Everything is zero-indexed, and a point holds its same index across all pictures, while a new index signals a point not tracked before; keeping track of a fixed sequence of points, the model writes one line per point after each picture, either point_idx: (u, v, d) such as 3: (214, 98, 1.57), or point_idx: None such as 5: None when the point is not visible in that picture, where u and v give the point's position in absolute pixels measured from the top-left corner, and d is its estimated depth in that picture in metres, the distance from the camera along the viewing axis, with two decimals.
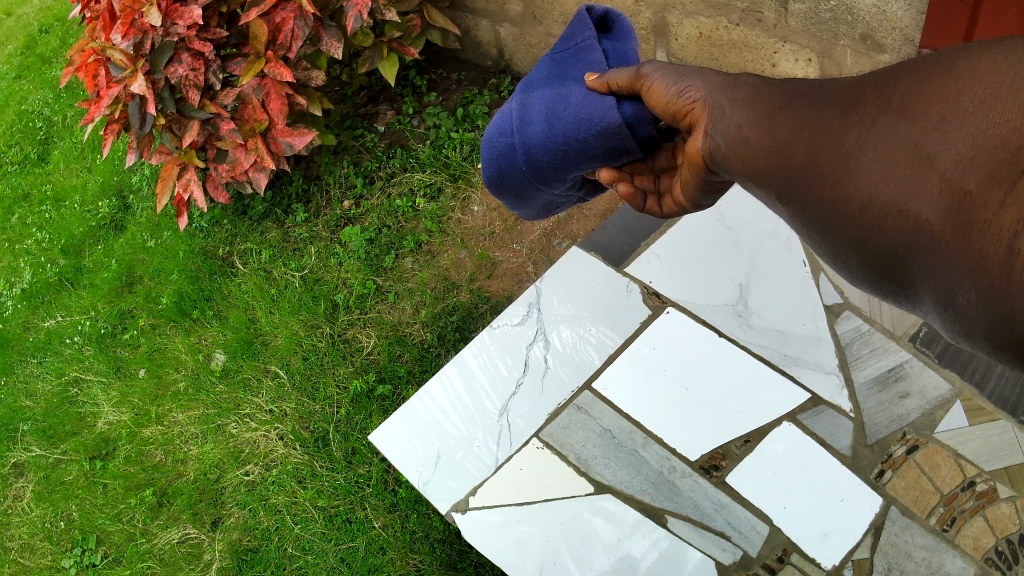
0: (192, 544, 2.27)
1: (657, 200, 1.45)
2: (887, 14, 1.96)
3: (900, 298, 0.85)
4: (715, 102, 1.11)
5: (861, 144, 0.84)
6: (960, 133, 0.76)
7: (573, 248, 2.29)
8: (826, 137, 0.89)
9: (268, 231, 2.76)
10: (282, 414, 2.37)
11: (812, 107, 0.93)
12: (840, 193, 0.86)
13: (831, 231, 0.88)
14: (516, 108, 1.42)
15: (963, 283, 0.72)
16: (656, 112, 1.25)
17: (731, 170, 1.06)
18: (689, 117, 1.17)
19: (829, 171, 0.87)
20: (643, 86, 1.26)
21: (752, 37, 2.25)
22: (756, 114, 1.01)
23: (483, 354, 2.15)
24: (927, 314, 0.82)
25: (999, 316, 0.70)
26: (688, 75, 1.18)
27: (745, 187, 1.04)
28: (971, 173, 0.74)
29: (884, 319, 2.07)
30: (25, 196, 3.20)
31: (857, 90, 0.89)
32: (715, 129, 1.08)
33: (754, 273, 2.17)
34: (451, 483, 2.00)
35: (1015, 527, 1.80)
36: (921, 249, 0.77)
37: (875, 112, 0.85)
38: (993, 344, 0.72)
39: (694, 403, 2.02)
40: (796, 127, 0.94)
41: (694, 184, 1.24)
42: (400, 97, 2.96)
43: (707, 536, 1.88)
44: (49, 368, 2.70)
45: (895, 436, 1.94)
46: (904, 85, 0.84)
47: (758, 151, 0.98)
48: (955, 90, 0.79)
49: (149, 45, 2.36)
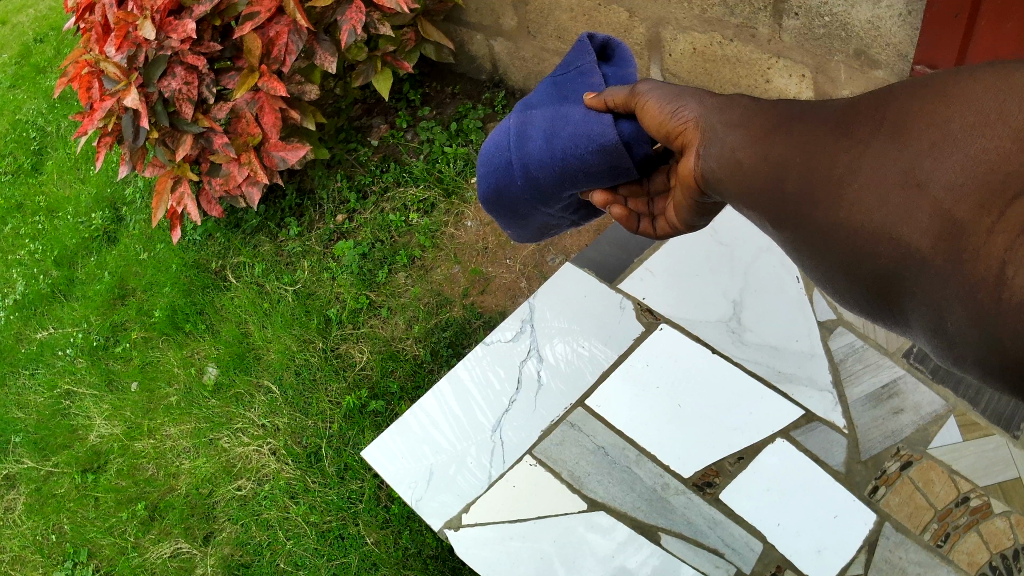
0: (183, 559, 2.25)
1: (651, 221, 1.40)
2: (881, 30, 1.96)
3: (891, 321, 0.84)
4: (709, 123, 1.06)
5: (853, 166, 0.84)
6: (951, 159, 0.76)
7: (567, 263, 2.30)
8: (820, 158, 0.88)
9: (261, 245, 2.76)
10: (274, 429, 2.36)
11: (806, 127, 0.92)
12: (833, 216, 0.85)
13: (823, 253, 0.87)
14: (515, 124, 1.43)
15: (955, 309, 0.72)
16: (649, 131, 1.22)
17: (724, 193, 1.02)
18: (680, 137, 1.13)
19: (823, 193, 0.86)
20: (637, 104, 1.24)
21: (746, 53, 2.25)
22: (752, 135, 0.98)
23: (477, 369, 2.15)
24: (918, 338, 0.82)
25: (994, 341, 0.69)
26: (682, 95, 1.16)
27: (739, 210, 1.01)
28: (962, 198, 0.74)
29: (878, 335, 2.08)
30: (18, 206, 3.19)
31: (851, 111, 0.89)
32: (708, 150, 1.04)
33: (750, 289, 2.17)
34: (444, 500, 1.99)
35: (1010, 542, 1.78)
36: (914, 274, 0.77)
37: (868, 134, 0.84)
38: (983, 368, 0.72)
39: (688, 420, 2.01)
40: (790, 146, 0.92)
41: (688, 204, 1.20)
42: (394, 110, 2.96)
43: (701, 553, 1.87)
44: (41, 379, 2.69)
45: (889, 452, 1.93)
46: (896, 107, 0.84)
47: (751, 171, 0.96)
48: (946, 115, 0.79)
49: (142, 58, 2.36)
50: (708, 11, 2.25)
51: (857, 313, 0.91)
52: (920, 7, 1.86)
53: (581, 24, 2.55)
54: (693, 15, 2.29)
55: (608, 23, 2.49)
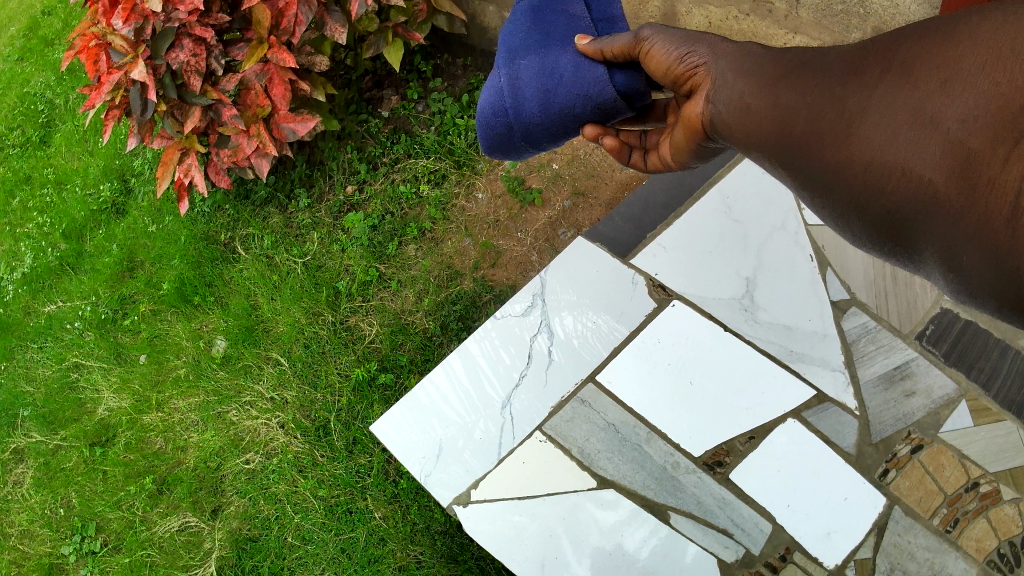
0: (192, 532, 2.26)
1: (642, 154, 1.55)
2: (899, 8, 1.95)
3: (905, 257, 0.92)
4: (720, 72, 1.17)
5: (862, 108, 0.90)
6: (959, 97, 0.81)
7: (579, 237, 2.24)
8: (831, 104, 0.95)
9: (270, 217, 2.73)
10: (282, 402, 2.36)
11: (815, 75, 0.99)
12: (843, 156, 0.92)
13: (834, 192, 0.95)
14: (506, 85, 1.47)
15: (969, 245, 0.79)
16: (655, 76, 1.32)
17: (734, 137, 1.14)
18: (689, 82, 1.24)
19: (832, 136, 0.94)
20: (641, 50, 1.32)
21: (762, 28, 2.22)
22: (763, 85, 1.06)
23: (487, 344, 2.12)
24: (933, 272, 0.89)
25: (1005, 268, 0.76)
26: (694, 39, 1.25)
27: (746, 151, 1.13)
28: (973, 134, 0.79)
29: (892, 316, 2.05)
30: (27, 179, 3.18)
31: (860, 57, 0.95)
32: (718, 95, 1.16)
33: (763, 266, 2.13)
34: (453, 474, 1.99)
35: (1018, 529, 1.81)
36: (926, 210, 0.84)
37: (877, 77, 0.91)
38: (999, 297, 0.79)
39: (698, 397, 2.00)
40: (801, 94, 1.00)
41: (689, 147, 1.34)
42: (405, 82, 2.91)
43: (709, 533, 1.88)
44: (50, 353, 2.69)
45: (900, 434, 1.93)
46: (905, 50, 0.90)
47: (765, 120, 1.05)
48: (956, 54, 0.83)
49: (150, 30, 2.32)
50: None
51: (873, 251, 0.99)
52: None
53: None
54: None
55: None
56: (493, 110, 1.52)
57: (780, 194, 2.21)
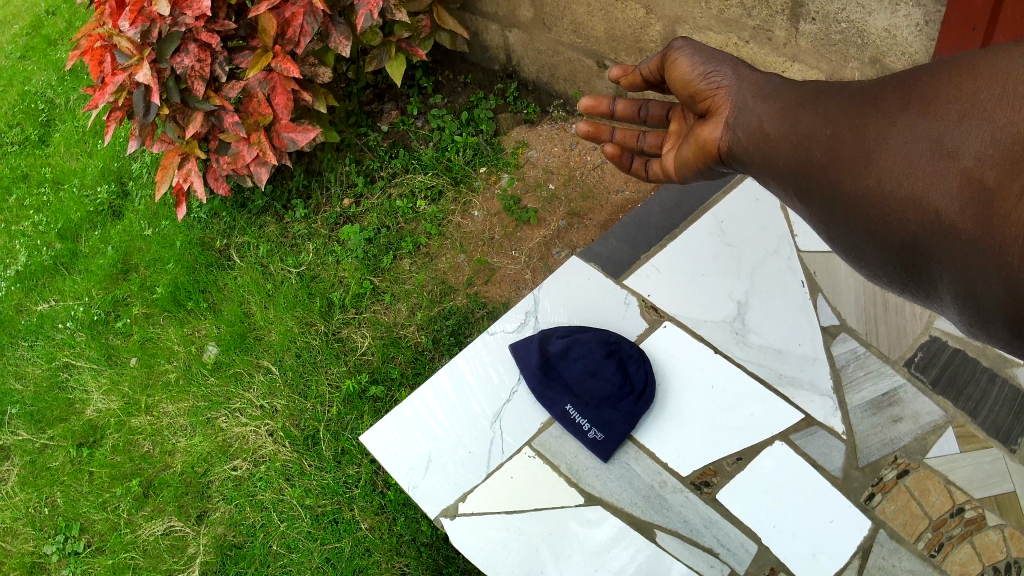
0: (176, 537, 2.24)
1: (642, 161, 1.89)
2: (896, 38, 1.96)
3: (918, 282, 0.98)
4: (741, 100, 1.37)
5: (883, 139, 0.99)
6: (977, 128, 0.87)
7: (573, 257, 2.28)
8: (854, 136, 1.03)
9: (266, 225, 2.75)
10: (272, 410, 2.37)
11: (844, 107, 1.08)
12: (864, 184, 1.00)
13: (852, 219, 1.03)
14: (575, 398, 2.03)
15: (984, 272, 0.85)
16: (680, 85, 1.59)
17: (757, 164, 1.27)
18: (708, 101, 1.49)
19: (854, 165, 1.02)
20: (670, 59, 1.64)
21: (761, 55, 2.24)
22: (794, 120, 1.18)
23: (478, 360, 2.14)
24: (946, 300, 0.96)
25: (1014, 295, 0.82)
26: (721, 63, 1.49)
27: (768, 176, 1.24)
28: (989, 165, 0.85)
29: (881, 343, 2.07)
30: (24, 177, 3.18)
31: (886, 91, 1.04)
32: (739, 121, 1.33)
33: (755, 290, 2.16)
34: (441, 487, 1.98)
35: (1002, 555, 1.81)
36: (942, 237, 0.90)
37: (898, 111, 0.98)
38: (1013, 325, 0.85)
39: (687, 417, 2.01)
40: (828, 126, 1.09)
41: (705, 168, 1.53)
42: (405, 97, 2.97)
43: (696, 552, 1.87)
44: (39, 351, 2.67)
45: (887, 459, 1.93)
46: (926, 85, 0.97)
47: (795, 148, 1.15)
48: (973, 90, 0.90)
49: (156, 33, 2.32)
50: (726, 12, 2.23)
51: (889, 280, 1.06)
52: (937, 18, 1.86)
53: (596, 18, 2.53)
54: (709, 15, 2.26)
55: (623, 18, 2.46)
56: (582, 341, 2.07)
57: (772, 218, 2.26)
